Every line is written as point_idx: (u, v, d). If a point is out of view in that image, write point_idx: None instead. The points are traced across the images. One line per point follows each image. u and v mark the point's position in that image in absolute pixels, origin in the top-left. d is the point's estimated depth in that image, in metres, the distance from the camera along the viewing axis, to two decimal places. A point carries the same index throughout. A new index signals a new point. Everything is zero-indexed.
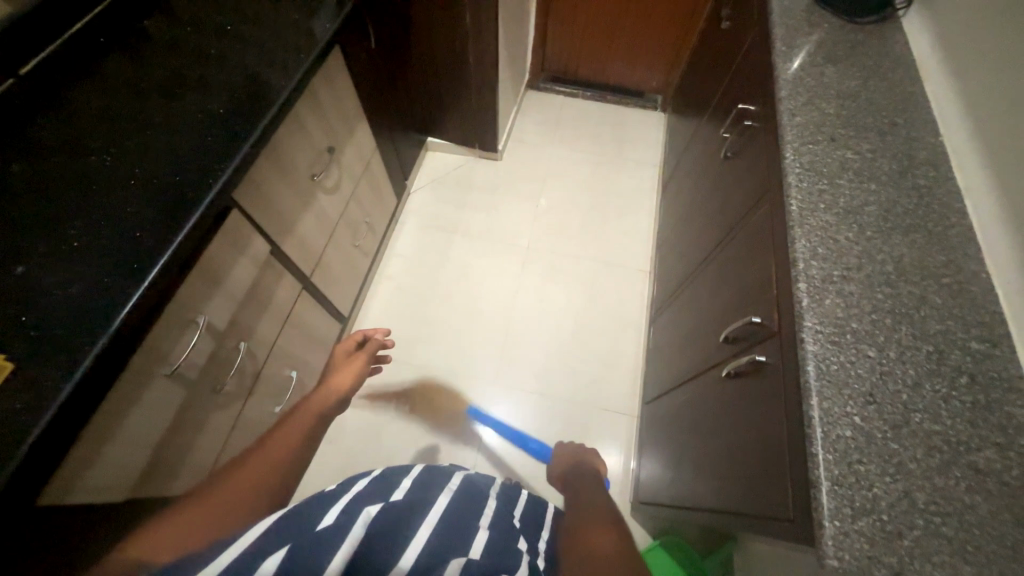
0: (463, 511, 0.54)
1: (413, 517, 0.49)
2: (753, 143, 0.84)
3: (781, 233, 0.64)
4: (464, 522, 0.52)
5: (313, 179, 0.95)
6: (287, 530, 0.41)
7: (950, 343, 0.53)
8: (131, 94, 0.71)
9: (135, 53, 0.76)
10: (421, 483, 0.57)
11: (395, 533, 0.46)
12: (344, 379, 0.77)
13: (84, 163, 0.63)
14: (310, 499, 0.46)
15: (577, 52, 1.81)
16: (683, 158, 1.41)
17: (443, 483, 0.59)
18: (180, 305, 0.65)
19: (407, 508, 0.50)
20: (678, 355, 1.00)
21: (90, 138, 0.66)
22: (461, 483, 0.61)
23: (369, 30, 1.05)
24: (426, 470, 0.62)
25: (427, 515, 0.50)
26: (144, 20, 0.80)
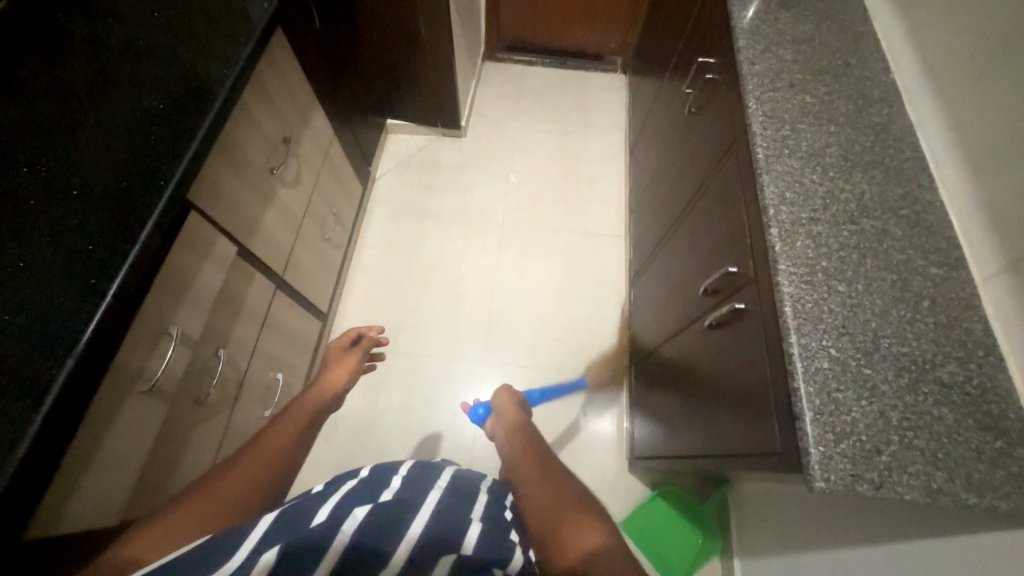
0: (457, 504, 0.54)
1: (406, 514, 0.48)
2: (716, 96, 0.85)
3: (750, 182, 0.66)
4: (457, 516, 0.51)
5: (272, 172, 0.90)
6: (278, 533, 0.42)
7: (912, 270, 0.56)
8: (55, 98, 0.65)
9: (53, 52, 0.69)
10: (410, 481, 0.56)
11: (389, 526, 0.46)
12: (338, 375, 0.82)
13: (13, 177, 0.58)
14: (300, 502, 0.48)
15: (532, 19, 1.76)
16: (647, 119, 1.41)
17: (435, 480, 0.58)
18: (148, 317, 0.61)
19: (400, 503, 0.50)
20: (660, 314, 1.03)
21: (14, 147, 0.60)
22: (453, 478, 0.60)
23: (311, 8, 0.98)
24: (416, 467, 0.62)
25: (421, 510, 0.50)
26: (57, 13, 0.73)
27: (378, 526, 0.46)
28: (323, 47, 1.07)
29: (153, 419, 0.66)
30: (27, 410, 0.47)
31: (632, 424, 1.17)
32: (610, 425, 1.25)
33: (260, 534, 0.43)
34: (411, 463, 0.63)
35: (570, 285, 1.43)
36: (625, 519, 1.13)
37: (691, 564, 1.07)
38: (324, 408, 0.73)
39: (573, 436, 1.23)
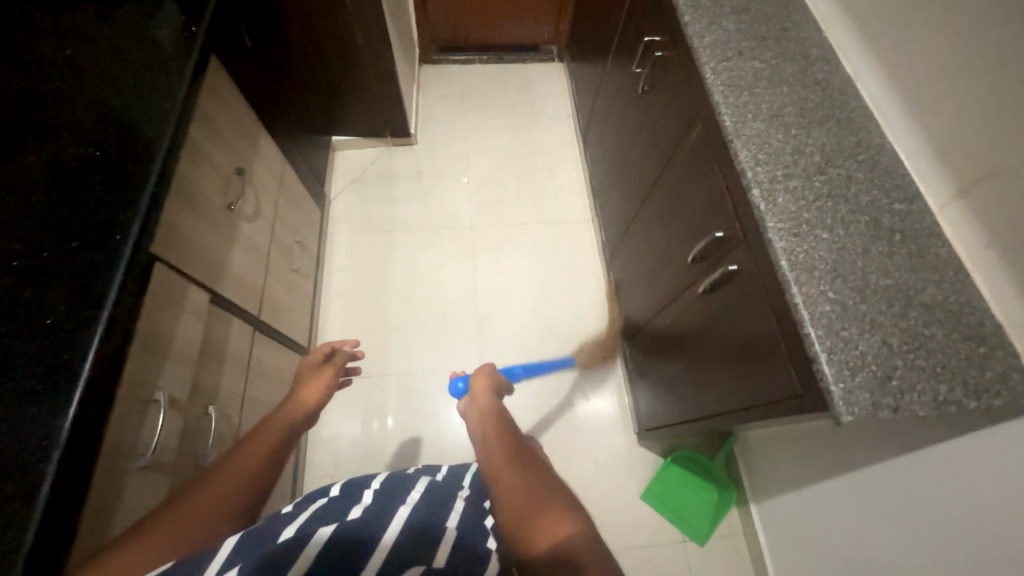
0: (428, 514, 0.59)
1: (374, 532, 0.52)
2: (669, 71, 0.88)
3: (722, 149, 0.69)
4: (430, 526, 0.57)
5: (231, 209, 0.84)
6: (253, 545, 0.48)
7: (881, 208, 0.61)
8: None
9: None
10: (380, 497, 0.60)
11: (352, 547, 0.50)
12: (315, 390, 0.84)
13: None
14: (270, 519, 0.54)
15: (463, 17, 1.74)
16: (596, 102, 1.43)
17: (406, 494, 0.62)
18: (132, 386, 0.56)
19: (369, 524, 0.53)
20: (646, 289, 1.06)
21: None
22: (425, 491, 0.64)
23: (239, 29, 0.92)
24: (387, 481, 0.66)
25: (390, 525, 0.54)
26: None
27: (343, 545, 0.50)
28: (257, 69, 1.00)
29: (153, 495, 0.60)
30: (18, 515, 0.41)
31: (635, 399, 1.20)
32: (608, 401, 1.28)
33: (233, 547, 0.48)
34: (382, 480, 0.66)
35: (549, 275, 1.44)
36: (644, 486, 1.18)
37: (715, 512, 1.13)
38: (293, 430, 0.72)
39: (580, 421, 1.25)
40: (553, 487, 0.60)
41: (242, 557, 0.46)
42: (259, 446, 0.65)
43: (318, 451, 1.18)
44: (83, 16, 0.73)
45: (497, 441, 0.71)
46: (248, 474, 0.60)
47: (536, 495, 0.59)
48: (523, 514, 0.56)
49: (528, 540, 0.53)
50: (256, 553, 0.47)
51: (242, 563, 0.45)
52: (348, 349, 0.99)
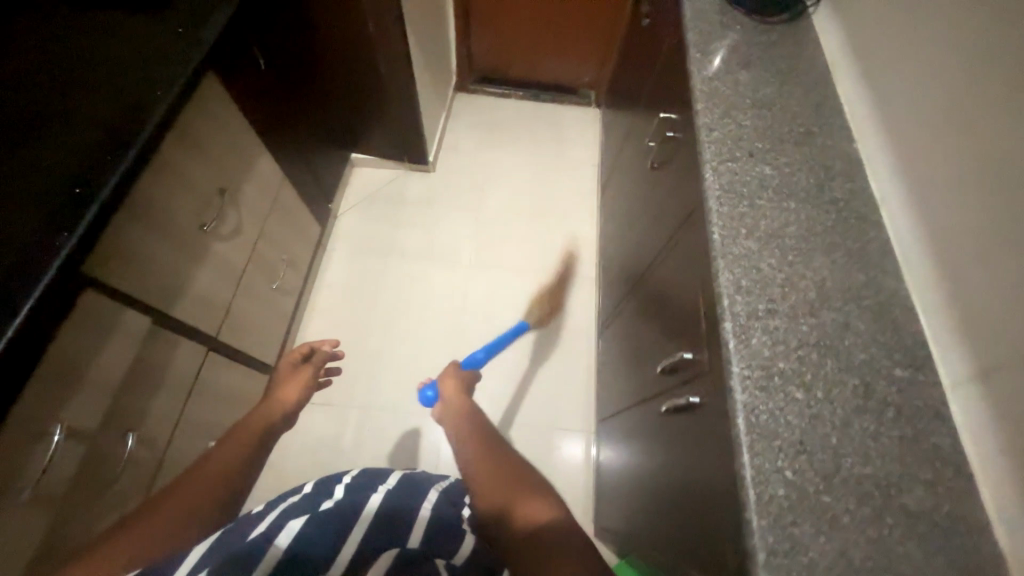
0: (401, 501, 0.61)
1: (344, 521, 0.55)
2: (677, 155, 0.80)
3: (705, 263, 0.61)
4: (401, 514, 0.59)
5: (204, 229, 0.83)
6: (219, 549, 0.48)
7: (876, 372, 0.52)
8: None
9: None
10: (352, 488, 0.62)
11: (321, 537, 0.53)
12: (292, 392, 0.77)
13: None
14: (242, 517, 0.54)
15: (504, 50, 1.72)
16: (618, 158, 1.37)
17: (379, 484, 0.64)
18: (23, 418, 0.54)
19: (337, 513, 0.56)
20: (624, 375, 0.97)
21: None
22: (399, 480, 0.66)
23: (255, 50, 0.92)
24: (364, 471, 0.67)
25: (360, 516, 0.56)
26: None
27: (313, 536, 0.53)
28: (270, 88, 1.01)
29: (30, 528, 0.57)
30: None
31: (600, 487, 1.10)
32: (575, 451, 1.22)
33: (197, 557, 0.47)
34: (360, 474, 0.66)
35: (539, 328, 1.37)
36: None
37: None
38: (274, 425, 0.69)
39: None
40: (529, 473, 0.62)
41: (210, 558, 0.47)
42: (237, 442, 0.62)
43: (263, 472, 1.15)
44: (82, 23, 0.73)
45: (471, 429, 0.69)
46: (227, 470, 0.58)
47: (512, 480, 0.60)
48: (506, 504, 0.57)
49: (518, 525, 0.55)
50: (224, 552, 0.48)
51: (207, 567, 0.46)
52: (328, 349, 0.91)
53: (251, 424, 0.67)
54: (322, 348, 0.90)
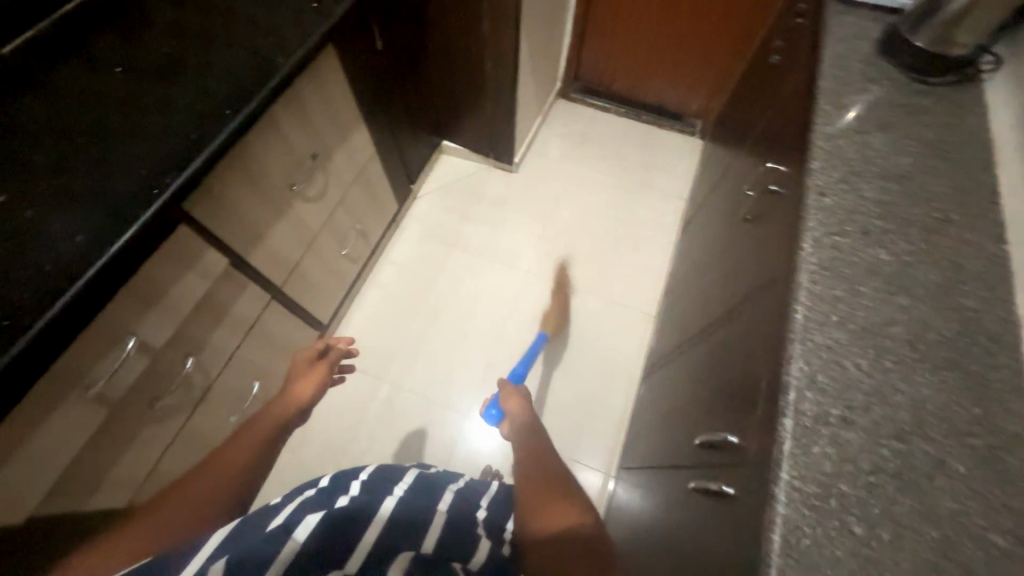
0: (415, 504, 0.65)
1: (359, 520, 0.57)
2: (775, 212, 0.72)
3: (776, 342, 0.54)
4: (417, 514, 0.63)
5: (291, 188, 0.89)
6: (233, 542, 0.50)
7: (966, 531, 0.42)
8: (98, 103, 0.70)
9: (107, 65, 0.74)
10: (367, 487, 0.65)
11: (338, 533, 0.54)
12: (306, 388, 0.84)
13: (32, 179, 0.63)
14: (260, 510, 0.56)
15: (616, 63, 1.67)
16: (709, 197, 1.27)
17: (393, 486, 0.68)
18: (104, 325, 0.62)
19: (353, 513, 0.58)
20: (657, 431, 0.90)
21: (39, 149, 0.65)
22: (414, 482, 0.71)
23: (376, 30, 0.97)
24: (376, 472, 0.71)
25: (375, 517, 0.58)
26: (125, 21, 0.79)
27: (329, 531, 0.54)
28: (381, 68, 1.06)
29: (89, 423, 0.65)
30: None
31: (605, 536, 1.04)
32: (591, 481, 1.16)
33: (216, 545, 0.50)
34: (372, 475, 0.70)
35: (581, 353, 1.32)
36: None
37: None
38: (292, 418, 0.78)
39: None
40: (571, 488, 0.72)
41: (228, 548, 0.49)
42: (258, 435, 0.71)
43: None
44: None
45: (539, 453, 0.78)
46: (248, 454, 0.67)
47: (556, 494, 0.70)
48: (537, 514, 0.68)
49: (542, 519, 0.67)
50: (241, 544, 0.49)
51: (225, 558, 0.47)
52: (343, 347, 0.96)
53: (263, 421, 0.74)
54: (338, 346, 0.95)
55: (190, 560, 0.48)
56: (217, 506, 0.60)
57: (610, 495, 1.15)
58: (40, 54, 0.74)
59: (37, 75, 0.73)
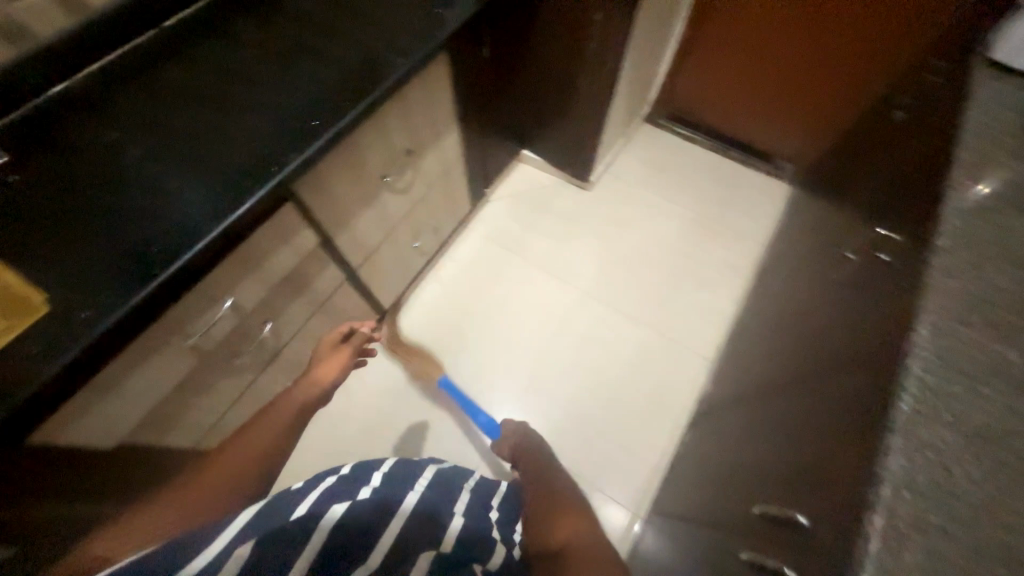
0: (433, 505, 0.68)
1: (377, 519, 0.60)
2: (881, 282, 0.67)
3: (867, 427, 0.50)
4: (436, 515, 0.66)
5: (383, 179, 0.94)
6: (264, 522, 0.52)
7: None
8: (236, 81, 0.77)
9: (245, 45, 0.81)
10: (388, 482, 0.68)
11: (357, 530, 0.57)
12: (330, 370, 0.91)
13: (174, 143, 0.70)
14: (289, 491, 0.59)
15: (712, 94, 1.61)
16: (792, 247, 1.21)
17: (413, 483, 0.71)
18: (211, 283, 0.68)
19: (375, 508, 0.61)
20: (701, 486, 0.86)
21: (182, 117, 0.73)
22: (432, 482, 0.74)
23: (486, 40, 1.01)
24: (397, 467, 0.73)
25: (394, 516, 0.61)
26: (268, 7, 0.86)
27: (354, 522, 0.57)
28: (483, 75, 1.09)
29: (179, 368, 0.71)
30: (74, 337, 0.54)
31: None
32: (618, 518, 1.13)
33: (247, 521, 0.52)
34: (390, 474, 0.71)
35: (627, 384, 1.29)
36: None
37: None
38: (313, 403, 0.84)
39: None
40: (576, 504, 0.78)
41: (258, 527, 0.51)
42: (278, 419, 0.77)
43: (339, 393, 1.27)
44: None
45: (541, 468, 0.89)
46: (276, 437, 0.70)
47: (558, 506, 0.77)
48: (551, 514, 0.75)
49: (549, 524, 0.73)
50: (272, 525, 0.52)
51: (257, 538, 0.50)
52: (364, 332, 1.08)
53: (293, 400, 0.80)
54: (359, 330, 1.06)
55: (223, 530, 0.50)
56: (233, 496, 0.63)
57: (635, 537, 1.11)
58: (195, 30, 0.83)
59: (186, 47, 0.81)
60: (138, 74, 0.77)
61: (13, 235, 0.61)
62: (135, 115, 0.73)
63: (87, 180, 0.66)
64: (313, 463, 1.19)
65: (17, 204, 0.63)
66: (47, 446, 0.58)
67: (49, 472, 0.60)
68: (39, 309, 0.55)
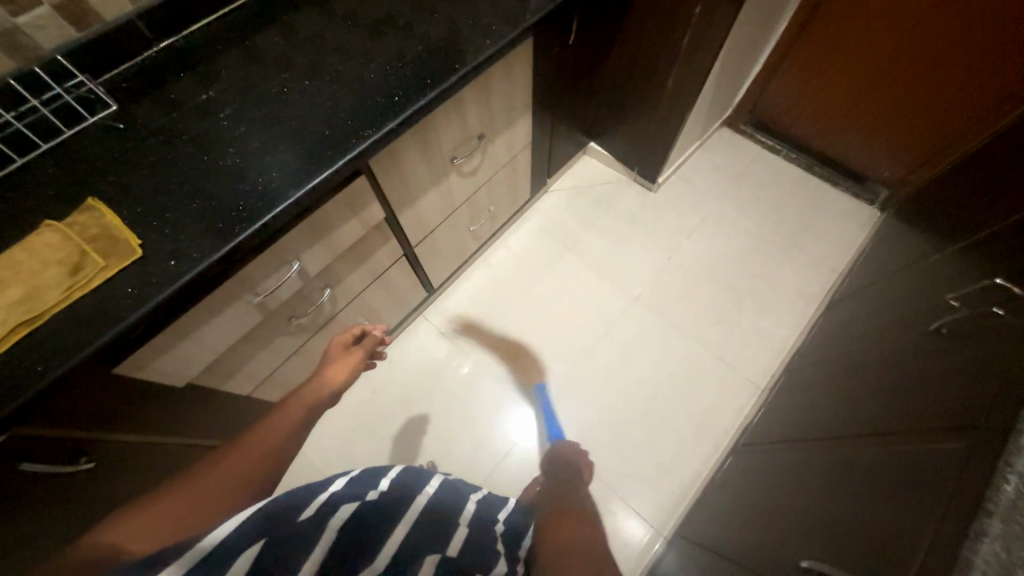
0: (445, 506, 0.59)
1: (391, 516, 0.50)
2: (991, 341, 0.59)
3: (952, 501, 0.45)
4: (446, 519, 0.56)
5: (452, 160, 0.93)
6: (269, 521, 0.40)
7: None
8: (326, 51, 0.78)
9: (337, 15, 0.82)
10: (401, 484, 0.58)
11: (375, 525, 0.47)
12: (339, 371, 0.72)
13: (262, 107, 0.73)
14: (304, 486, 0.47)
15: (804, 103, 1.48)
16: (877, 282, 1.10)
17: (424, 485, 0.62)
18: (283, 246, 0.71)
19: (384, 507, 0.50)
20: (738, 521, 0.81)
21: (273, 81, 0.75)
22: (441, 486, 0.64)
23: (574, 26, 0.97)
24: (407, 471, 0.63)
25: (406, 512, 0.52)
26: None
27: (364, 525, 0.46)
28: (564, 63, 1.05)
29: (244, 323, 0.75)
30: (163, 284, 0.58)
31: None
32: (640, 533, 1.10)
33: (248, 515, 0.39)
34: (399, 470, 0.62)
35: (667, 400, 1.24)
36: None
37: None
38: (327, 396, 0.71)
39: None
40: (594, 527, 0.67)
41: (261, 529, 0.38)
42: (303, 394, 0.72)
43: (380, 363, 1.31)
44: None
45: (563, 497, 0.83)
46: None
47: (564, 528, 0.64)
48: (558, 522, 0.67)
49: (560, 536, 0.62)
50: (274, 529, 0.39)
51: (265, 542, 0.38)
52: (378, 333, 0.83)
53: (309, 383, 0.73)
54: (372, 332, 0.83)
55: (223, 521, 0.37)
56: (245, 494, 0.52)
57: (653, 557, 1.07)
58: None
59: (280, 12, 0.83)
60: (237, 36, 0.80)
61: (117, 181, 0.66)
62: (232, 76, 0.76)
63: (183, 136, 0.70)
64: (349, 426, 1.23)
65: (122, 152, 0.68)
66: (126, 377, 0.63)
67: (126, 399, 0.65)
68: (135, 251, 0.60)
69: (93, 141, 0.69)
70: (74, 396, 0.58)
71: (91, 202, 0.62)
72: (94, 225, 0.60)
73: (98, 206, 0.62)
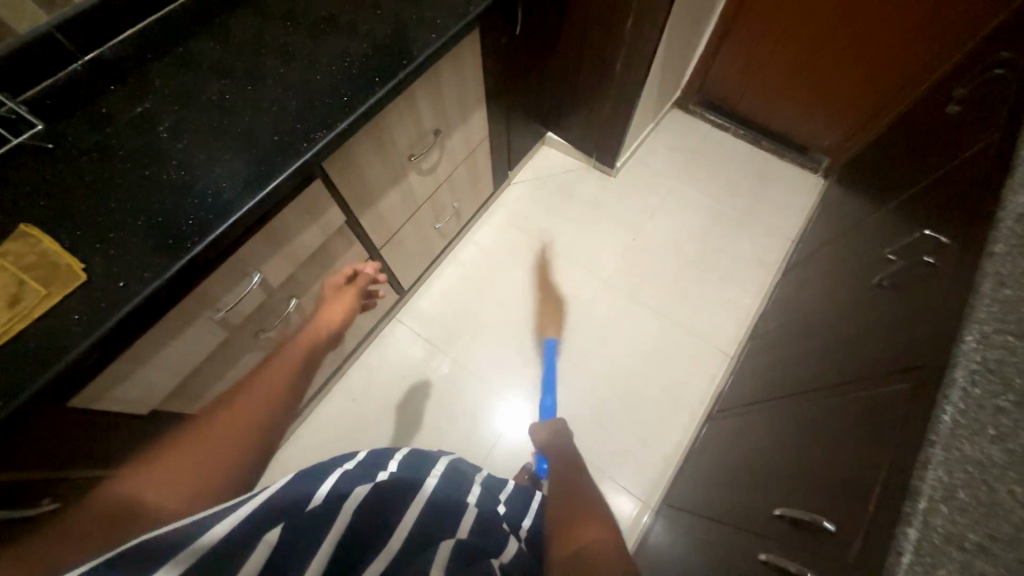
0: (453, 488, 0.57)
1: (400, 500, 0.47)
2: (925, 288, 0.64)
3: (902, 438, 0.48)
4: (456, 498, 0.54)
5: (410, 158, 0.92)
6: None
7: None
8: (264, 55, 0.76)
9: (274, 16, 0.79)
10: (406, 466, 0.54)
11: (382, 516, 0.45)
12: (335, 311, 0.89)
13: (204, 117, 0.70)
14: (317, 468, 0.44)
15: (746, 81, 1.55)
16: (825, 244, 1.17)
17: (431, 469, 0.59)
18: (242, 258, 0.68)
19: (394, 493, 0.47)
20: (717, 481, 0.86)
21: (212, 89, 0.72)
22: (449, 470, 0.62)
23: (519, 16, 0.97)
24: (410, 456, 0.59)
25: (416, 496, 0.50)
26: None
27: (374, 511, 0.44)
28: (513, 54, 1.05)
29: (208, 341, 0.72)
30: (113, 307, 0.55)
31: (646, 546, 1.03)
32: (630, 507, 1.14)
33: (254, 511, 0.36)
34: (405, 450, 0.59)
35: (643, 376, 1.28)
36: None
37: None
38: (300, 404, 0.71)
39: None
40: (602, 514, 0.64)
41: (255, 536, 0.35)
42: None
43: (357, 371, 1.29)
44: None
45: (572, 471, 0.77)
46: None
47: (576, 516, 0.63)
48: (570, 514, 0.64)
49: (565, 538, 0.59)
50: None
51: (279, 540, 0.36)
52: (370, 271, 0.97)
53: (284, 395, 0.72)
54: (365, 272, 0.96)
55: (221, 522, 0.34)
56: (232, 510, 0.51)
57: (644, 527, 1.11)
58: None
59: (213, 15, 0.79)
60: (168, 45, 0.77)
61: (51, 205, 0.62)
62: (167, 86, 0.73)
63: (120, 152, 0.67)
64: (330, 438, 1.20)
65: (53, 173, 0.64)
66: (83, 410, 0.60)
67: (86, 432, 0.62)
68: (79, 276, 0.56)
69: (18, 164, 0.65)
70: (27, 434, 0.55)
71: (24, 229, 0.58)
72: (30, 252, 0.57)
73: (33, 233, 0.58)
